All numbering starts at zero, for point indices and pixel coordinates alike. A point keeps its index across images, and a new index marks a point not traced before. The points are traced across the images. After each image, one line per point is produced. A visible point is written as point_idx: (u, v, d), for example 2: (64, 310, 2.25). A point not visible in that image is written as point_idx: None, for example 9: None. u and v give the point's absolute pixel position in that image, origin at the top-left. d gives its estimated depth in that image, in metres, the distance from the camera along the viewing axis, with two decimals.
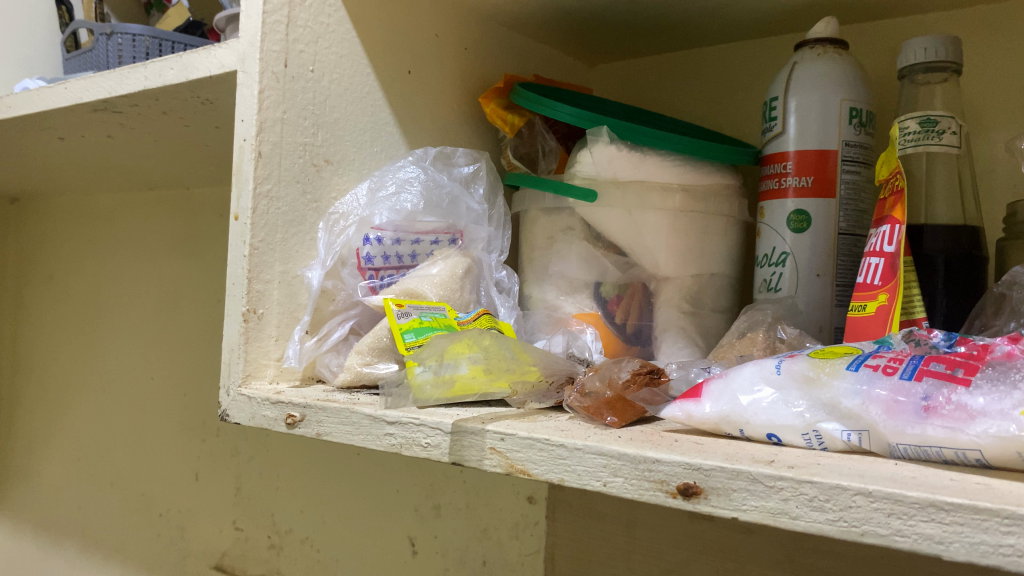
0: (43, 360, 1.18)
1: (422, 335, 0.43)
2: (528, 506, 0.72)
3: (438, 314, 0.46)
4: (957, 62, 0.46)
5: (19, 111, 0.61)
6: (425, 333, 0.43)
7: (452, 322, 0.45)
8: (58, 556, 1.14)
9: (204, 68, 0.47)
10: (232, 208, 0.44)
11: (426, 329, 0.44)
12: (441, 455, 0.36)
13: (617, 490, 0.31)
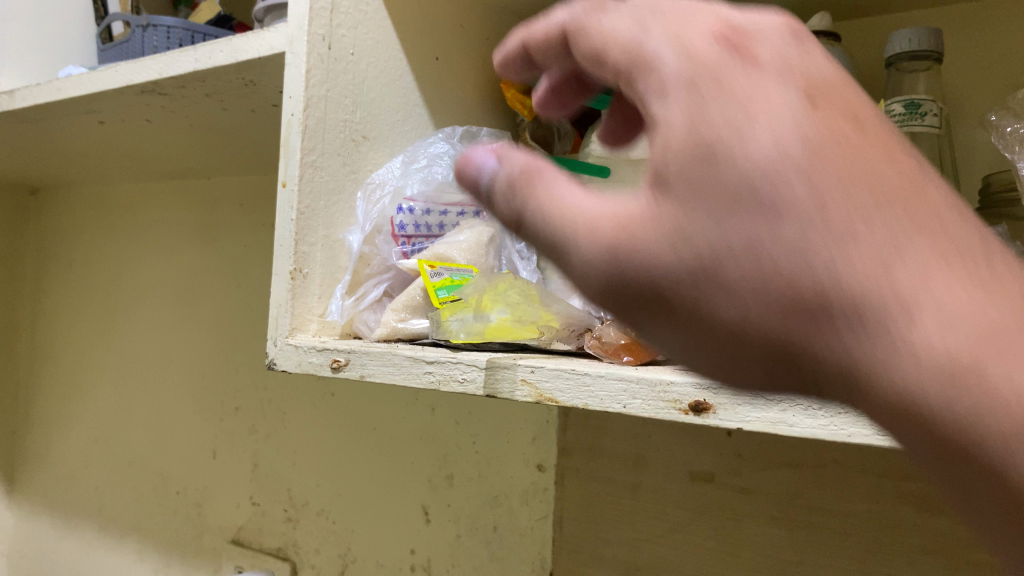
0: (64, 346, 1.22)
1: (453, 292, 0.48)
2: (538, 474, 0.76)
3: (466, 275, 0.50)
4: (937, 51, 0.50)
5: (68, 94, 0.65)
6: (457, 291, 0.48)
7: None
8: (75, 534, 1.17)
9: (253, 50, 0.52)
10: (280, 175, 0.48)
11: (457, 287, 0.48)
12: (476, 388, 0.40)
13: (635, 410, 0.36)
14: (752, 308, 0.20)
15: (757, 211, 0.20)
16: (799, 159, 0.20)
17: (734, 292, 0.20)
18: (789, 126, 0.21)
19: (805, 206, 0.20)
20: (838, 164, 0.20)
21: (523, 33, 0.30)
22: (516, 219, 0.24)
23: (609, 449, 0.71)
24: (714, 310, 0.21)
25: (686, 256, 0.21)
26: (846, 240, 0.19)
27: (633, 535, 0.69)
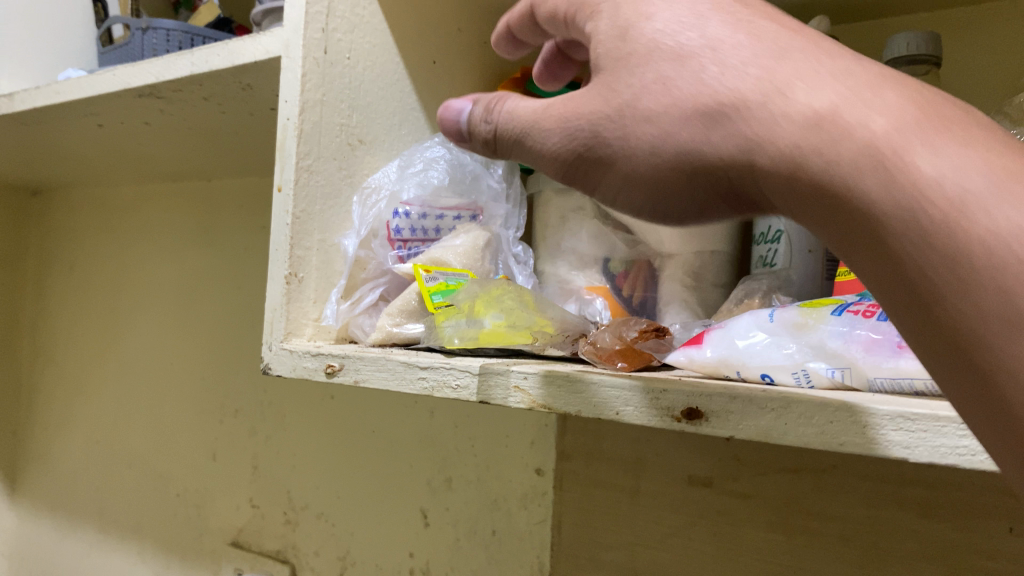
0: (65, 347, 1.22)
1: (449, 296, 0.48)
2: (537, 478, 0.76)
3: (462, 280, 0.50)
4: (937, 55, 0.50)
5: (66, 97, 0.65)
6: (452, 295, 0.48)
7: None
8: (76, 536, 1.17)
9: (249, 54, 0.52)
10: (276, 180, 0.48)
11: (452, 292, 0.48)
12: (469, 394, 0.40)
13: (628, 417, 0.35)
14: (664, 121, 0.24)
15: (663, 55, 0.25)
16: (690, 14, 0.25)
17: (648, 116, 0.24)
18: (686, 1, 0.26)
19: (694, 39, 0.24)
20: (726, 18, 0.25)
21: (507, 17, 0.34)
22: (493, 135, 0.29)
23: (607, 452, 0.71)
24: (635, 131, 0.25)
25: (614, 102, 0.25)
26: (738, 60, 0.23)
27: (631, 540, 0.69)
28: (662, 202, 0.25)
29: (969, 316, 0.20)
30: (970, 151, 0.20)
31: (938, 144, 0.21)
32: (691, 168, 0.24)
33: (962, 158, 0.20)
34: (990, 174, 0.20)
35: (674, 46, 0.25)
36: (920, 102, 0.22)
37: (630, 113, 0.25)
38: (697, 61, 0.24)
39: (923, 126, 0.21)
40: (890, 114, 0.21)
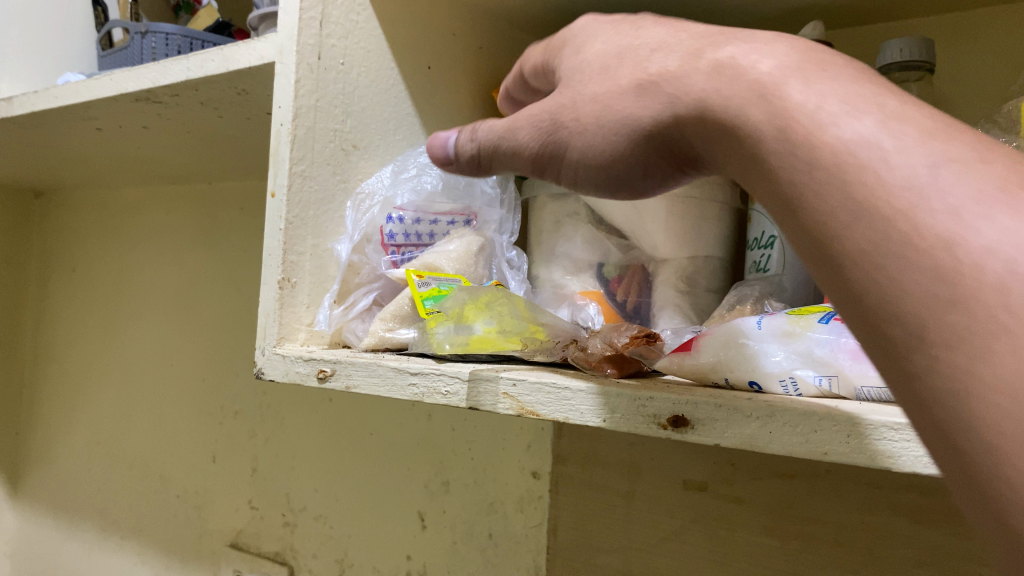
0: (67, 349, 1.23)
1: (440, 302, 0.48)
2: (533, 481, 0.76)
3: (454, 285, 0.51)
4: (930, 62, 0.50)
5: (64, 101, 0.66)
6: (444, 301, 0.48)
7: None
8: (77, 536, 1.18)
9: (244, 60, 0.52)
10: (269, 185, 0.48)
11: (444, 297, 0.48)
12: (459, 400, 0.40)
13: (614, 425, 0.35)
14: (603, 99, 0.29)
15: (603, 59, 0.31)
16: (629, 30, 0.31)
17: (593, 98, 0.30)
18: (625, 27, 0.32)
19: (630, 44, 0.30)
20: (655, 30, 0.30)
21: (507, 84, 0.42)
22: (475, 150, 0.35)
23: (603, 456, 0.71)
24: (584, 112, 0.30)
25: (566, 99, 0.31)
26: (659, 52, 0.29)
27: (626, 544, 0.69)
28: (615, 169, 0.30)
29: (818, 212, 0.22)
30: (835, 81, 0.24)
31: (808, 75, 0.24)
32: (629, 136, 0.28)
33: (827, 87, 0.23)
34: (847, 97, 0.23)
35: (612, 48, 0.31)
36: (807, 50, 0.25)
37: (583, 97, 0.30)
38: (628, 52, 0.30)
39: (801, 64, 0.24)
40: (776, 57, 0.25)
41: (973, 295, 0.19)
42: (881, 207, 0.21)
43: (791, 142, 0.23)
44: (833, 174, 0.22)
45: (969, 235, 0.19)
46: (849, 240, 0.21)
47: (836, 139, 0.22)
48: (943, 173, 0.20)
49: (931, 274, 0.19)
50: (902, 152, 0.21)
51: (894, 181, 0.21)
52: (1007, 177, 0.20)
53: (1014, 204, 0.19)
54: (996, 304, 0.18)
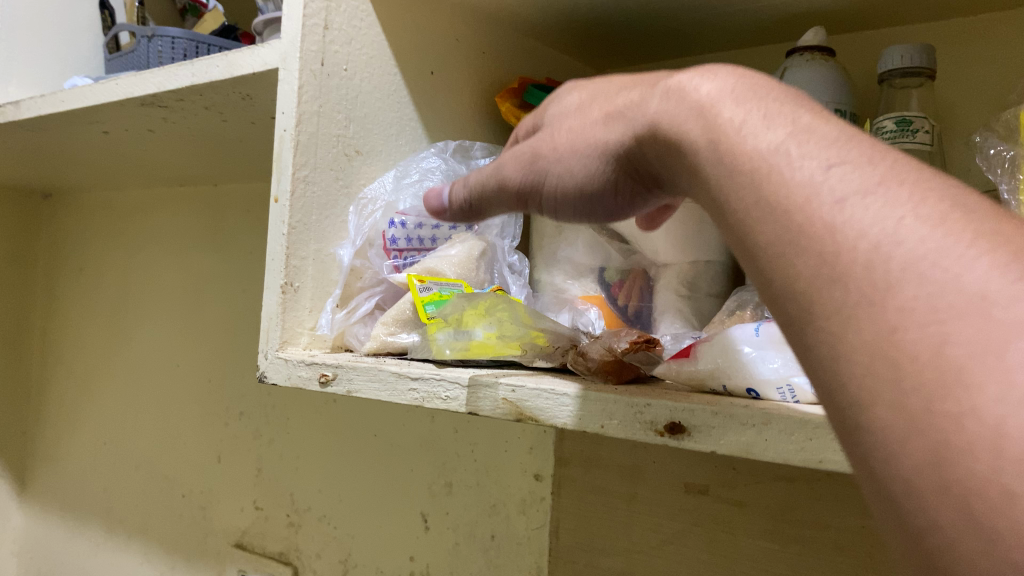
0: (74, 349, 1.24)
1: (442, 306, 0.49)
2: (535, 483, 0.76)
3: (455, 290, 0.51)
4: (931, 68, 0.50)
5: (71, 106, 0.66)
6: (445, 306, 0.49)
7: None
8: (84, 536, 1.19)
9: (248, 66, 0.52)
10: (273, 191, 0.49)
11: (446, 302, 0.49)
12: (459, 405, 0.41)
13: (613, 431, 0.35)
14: (579, 131, 0.31)
15: (577, 102, 0.32)
16: (601, 77, 0.33)
17: (570, 134, 0.31)
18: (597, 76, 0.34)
19: (602, 87, 0.32)
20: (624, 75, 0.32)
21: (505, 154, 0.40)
22: (463, 199, 0.37)
23: (605, 459, 0.71)
24: (562, 143, 0.32)
25: (544, 139, 0.33)
26: (625, 91, 0.30)
27: (628, 547, 0.69)
28: (594, 194, 0.31)
29: (734, 209, 0.23)
30: (760, 98, 0.25)
31: (738, 95, 0.25)
32: (604, 161, 0.30)
33: (753, 104, 0.25)
34: (767, 112, 0.24)
35: (584, 92, 0.33)
36: (742, 72, 0.26)
37: (562, 132, 0.32)
38: (600, 93, 0.32)
39: (736, 86, 0.25)
40: (716, 83, 0.26)
41: (845, 274, 0.20)
42: (781, 200, 0.22)
43: (719, 155, 0.24)
44: (747, 179, 0.23)
45: (847, 223, 0.20)
46: (754, 233, 0.22)
47: (754, 149, 0.23)
48: (836, 171, 0.21)
49: (815, 261, 0.20)
50: (804, 156, 0.22)
51: (794, 181, 0.22)
52: (892, 174, 0.21)
53: (890, 192, 0.20)
54: (862, 281, 0.19)
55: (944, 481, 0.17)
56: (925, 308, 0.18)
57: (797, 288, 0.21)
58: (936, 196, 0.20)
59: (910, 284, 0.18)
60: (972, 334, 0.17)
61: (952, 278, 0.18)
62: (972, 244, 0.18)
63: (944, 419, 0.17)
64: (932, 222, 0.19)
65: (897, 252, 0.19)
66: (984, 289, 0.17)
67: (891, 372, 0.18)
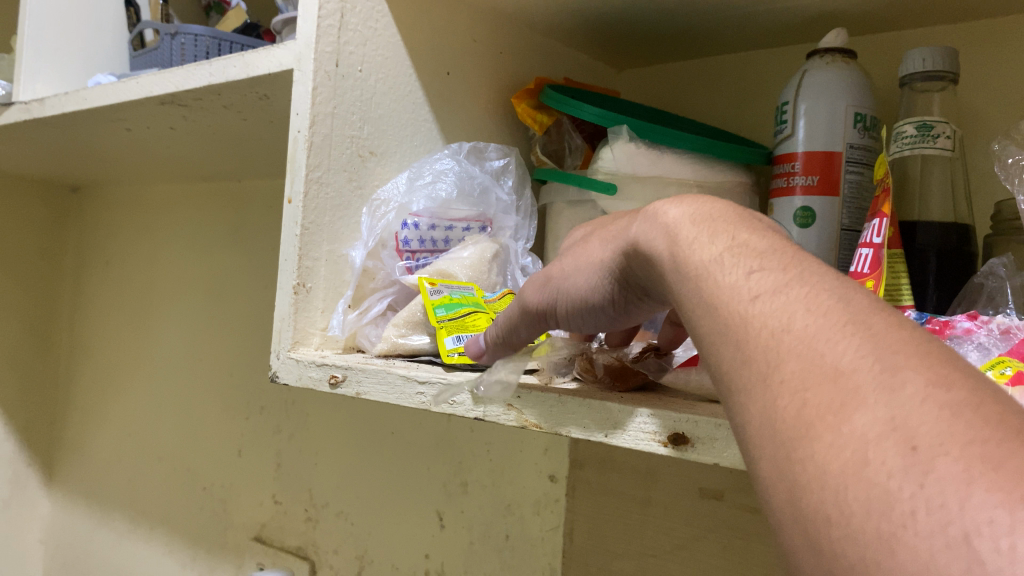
0: (99, 340, 1.26)
1: (451, 310, 0.48)
2: (550, 485, 0.76)
3: (466, 292, 0.51)
4: (953, 71, 0.49)
5: (93, 104, 0.67)
6: (454, 308, 0.49)
7: (479, 301, 0.51)
8: (107, 526, 1.20)
9: (263, 66, 0.52)
10: (285, 191, 0.49)
11: (456, 305, 0.49)
12: (466, 410, 0.41)
13: (617, 440, 0.35)
14: (582, 258, 0.36)
15: (581, 240, 0.38)
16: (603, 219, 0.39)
17: (574, 263, 0.36)
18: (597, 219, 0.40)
19: (601, 224, 0.38)
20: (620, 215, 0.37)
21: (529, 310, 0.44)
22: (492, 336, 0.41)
23: (620, 463, 0.70)
24: (570, 266, 0.36)
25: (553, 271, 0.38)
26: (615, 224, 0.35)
27: (641, 550, 0.69)
28: (597, 302, 0.35)
29: (685, 308, 0.27)
30: (712, 220, 0.28)
31: (695, 216, 0.29)
32: (603, 277, 0.34)
33: (705, 225, 0.28)
34: (714, 230, 0.28)
35: (588, 231, 0.38)
36: (708, 199, 0.30)
37: (571, 256, 0.37)
38: (602, 224, 0.38)
39: (695, 211, 0.29)
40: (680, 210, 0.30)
41: (750, 358, 0.23)
42: (713, 301, 0.25)
43: (676, 266, 0.28)
44: (693, 284, 0.27)
45: (757, 315, 0.23)
46: (697, 325, 0.26)
47: (700, 259, 0.27)
48: (755, 277, 0.25)
49: (733, 347, 0.24)
50: (735, 263, 0.26)
51: (723, 284, 0.25)
52: (800, 277, 0.24)
53: (795, 284, 0.24)
54: (759, 361, 0.22)
55: (794, 513, 0.19)
56: (795, 380, 0.21)
57: (721, 369, 0.24)
58: (828, 292, 0.23)
59: (793, 360, 0.21)
60: (823, 399, 0.20)
61: (819, 356, 0.21)
62: (841, 327, 0.21)
63: (796, 466, 0.20)
64: (819, 315, 0.22)
65: (785, 337, 0.22)
66: (839, 364, 0.20)
67: (768, 430, 0.21)
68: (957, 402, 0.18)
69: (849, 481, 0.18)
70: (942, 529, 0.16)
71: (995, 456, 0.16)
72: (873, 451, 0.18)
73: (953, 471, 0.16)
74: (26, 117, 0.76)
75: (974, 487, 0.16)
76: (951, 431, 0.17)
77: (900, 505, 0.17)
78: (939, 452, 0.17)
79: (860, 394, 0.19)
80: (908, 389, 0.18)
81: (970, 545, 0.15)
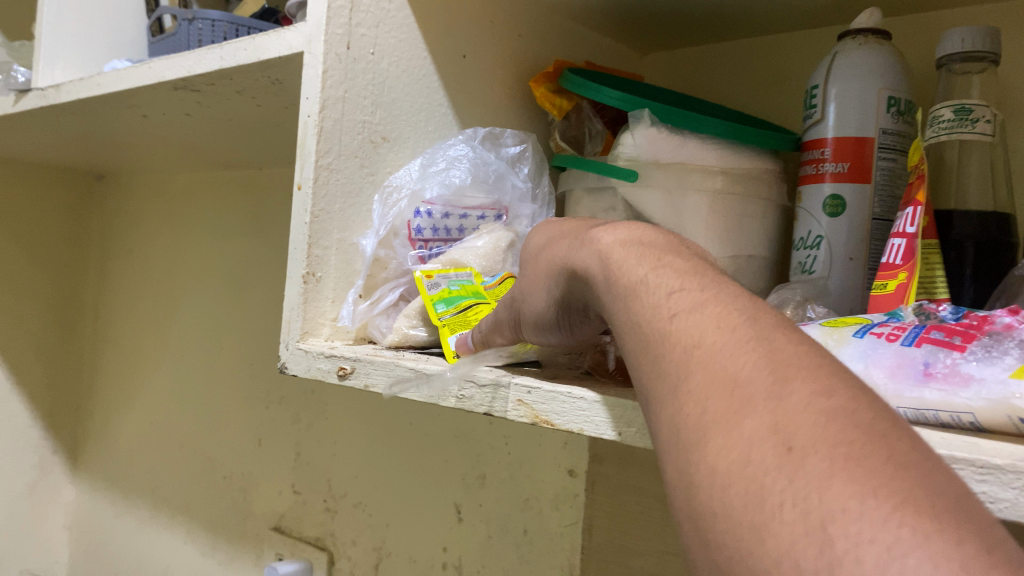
0: (124, 329, 1.26)
1: (452, 303, 0.47)
2: (569, 479, 0.74)
3: (464, 280, 0.50)
4: (995, 52, 0.46)
5: (107, 89, 0.66)
6: (455, 302, 0.47)
7: (478, 288, 0.49)
8: (130, 512, 1.21)
9: (274, 49, 0.51)
10: (296, 178, 0.48)
11: (456, 298, 0.48)
12: (475, 406, 0.39)
13: (629, 439, 0.33)
14: (534, 274, 0.37)
15: (533, 253, 0.39)
16: (554, 223, 0.40)
17: (528, 280, 0.37)
18: (550, 221, 0.40)
19: (553, 233, 0.38)
20: (568, 225, 0.38)
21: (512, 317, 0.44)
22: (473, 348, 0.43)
23: (641, 459, 0.69)
24: (526, 285, 0.38)
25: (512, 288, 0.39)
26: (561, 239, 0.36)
27: (663, 548, 0.67)
28: (549, 320, 0.36)
29: (616, 325, 0.27)
30: (644, 246, 0.29)
31: (626, 241, 0.30)
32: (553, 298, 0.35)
33: (635, 250, 0.29)
34: (641, 255, 0.28)
35: (543, 238, 0.39)
36: (642, 226, 0.31)
37: (526, 277, 0.38)
38: (547, 239, 0.38)
39: (628, 237, 0.30)
40: (614, 232, 0.31)
41: (665, 369, 0.23)
42: (636, 319, 0.26)
43: (610, 285, 0.28)
44: (624, 303, 0.27)
45: (674, 330, 0.24)
46: (627, 340, 0.26)
47: (631, 279, 0.27)
48: (676, 296, 0.25)
49: (652, 361, 0.24)
50: (659, 284, 0.26)
51: (648, 304, 0.26)
52: (716, 297, 0.24)
53: (707, 305, 0.24)
54: (671, 374, 0.23)
55: (688, 509, 0.20)
56: (698, 392, 0.21)
57: (643, 380, 0.24)
58: (739, 312, 0.23)
59: (700, 372, 0.22)
60: (718, 406, 0.20)
61: (720, 368, 0.21)
62: (742, 341, 0.22)
63: (692, 467, 0.20)
64: (726, 331, 0.22)
65: (697, 351, 0.22)
66: (739, 375, 0.21)
67: (674, 436, 0.21)
68: (835, 408, 0.18)
69: (731, 479, 0.19)
70: (804, 518, 0.17)
71: (858, 454, 0.17)
72: (754, 451, 0.18)
73: (818, 469, 0.17)
74: (42, 103, 0.76)
75: (834, 481, 0.17)
76: (825, 432, 0.18)
77: (772, 498, 0.18)
78: (809, 452, 0.18)
79: (751, 403, 0.20)
80: (793, 398, 0.19)
81: (825, 531, 0.16)
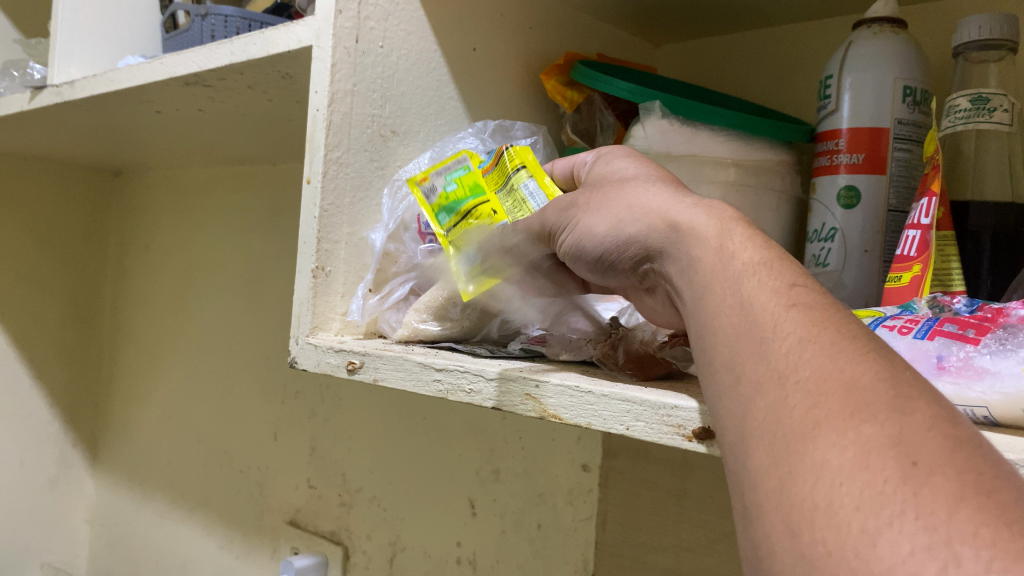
0: (142, 324, 1.27)
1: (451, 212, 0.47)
2: (583, 474, 0.74)
3: (462, 170, 0.48)
4: (1012, 40, 0.45)
5: (120, 85, 0.67)
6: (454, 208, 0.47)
7: (476, 175, 0.48)
8: (148, 506, 1.22)
9: (284, 43, 0.51)
10: (304, 172, 0.48)
11: (452, 203, 0.47)
12: (485, 400, 0.39)
13: (639, 433, 0.33)
14: (611, 200, 0.36)
15: (617, 180, 0.37)
16: (640, 161, 0.39)
17: (603, 199, 0.36)
18: (637, 157, 0.40)
19: (639, 171, 0.37)
20: (658, 170, 0.37)
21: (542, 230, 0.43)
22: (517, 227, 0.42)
23: (654, 454, 0.68)
24: (595, 204, 0.37)
25: (580, 202, 0.38)
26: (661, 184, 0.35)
27: (678, 543, 0.67)
28: (603, 253, 0.36)
29: (715, 292, 0.28)
30: (762, 237, 0.30)
31: (749, 227, 0.30)
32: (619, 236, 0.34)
33: (754, 237, 0.30)
34: (760, 244, 0.29)
35: (629, 169, 0.38)
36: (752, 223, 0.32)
37: (599, 198, 0.36)
38: (633, 177, 0.37)
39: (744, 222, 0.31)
40: (730, 211, 0.31)
41: (768, 352, 0.25)
42: (744, 293, 0.27)
43: (722, 256, 0.29)
44: (733, 279, 0.28)
45: (788, 319, 0.25)
46: (725, 309, 0.27)
47: (743, 261, 0.28)
48: (796, 289, 0.27)
49: (754, 344, 0.25)
50: (776, 275, 0.27)
51: (763, 289, 0.27)
52: (831, 307, 0.26)
53: (805, 309, 0.26)
54: (779, 360, 0.24)
55: (778, 500, 0.22)
56: (812, 383, 0.23)
57: (735, 361, 0.26)
58: (856, 325, 0.25)
59: (808, 365, 0.23)
60: (832, 406, 0.22)
61: (838, 369, 0.23)
62: (862, 353, 0.24)
63: (794, 456, 0.22)
64: (841, 335, 0.24)
65: (810, 347, 0.24)
66: (857, 381, 0.22)
67: (772, 421, 0.23)
68: (956, 438, 0.21)
69: (843, 480, 0.20)
70: (926, 531, 0.18)
71: (986, 485, 0.19)
72: (874, 456, 0.20)
73: (948, 488, 0.19)
74: (57, 99, 0.77)
75: (962, 505, 0.19)
76: (948, 459, 0.20)
77: (891, 506, 0.19)
78: (935, 471, 0.20)
79: (872, 409, 0.21)
80: (916, 416, 0.21)
81: (950, 548, 0.18)
